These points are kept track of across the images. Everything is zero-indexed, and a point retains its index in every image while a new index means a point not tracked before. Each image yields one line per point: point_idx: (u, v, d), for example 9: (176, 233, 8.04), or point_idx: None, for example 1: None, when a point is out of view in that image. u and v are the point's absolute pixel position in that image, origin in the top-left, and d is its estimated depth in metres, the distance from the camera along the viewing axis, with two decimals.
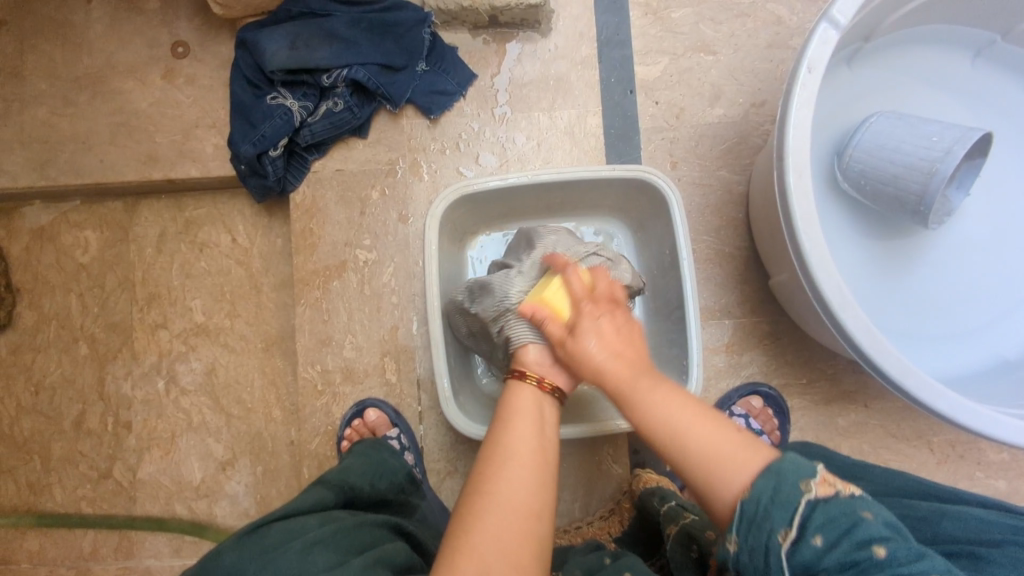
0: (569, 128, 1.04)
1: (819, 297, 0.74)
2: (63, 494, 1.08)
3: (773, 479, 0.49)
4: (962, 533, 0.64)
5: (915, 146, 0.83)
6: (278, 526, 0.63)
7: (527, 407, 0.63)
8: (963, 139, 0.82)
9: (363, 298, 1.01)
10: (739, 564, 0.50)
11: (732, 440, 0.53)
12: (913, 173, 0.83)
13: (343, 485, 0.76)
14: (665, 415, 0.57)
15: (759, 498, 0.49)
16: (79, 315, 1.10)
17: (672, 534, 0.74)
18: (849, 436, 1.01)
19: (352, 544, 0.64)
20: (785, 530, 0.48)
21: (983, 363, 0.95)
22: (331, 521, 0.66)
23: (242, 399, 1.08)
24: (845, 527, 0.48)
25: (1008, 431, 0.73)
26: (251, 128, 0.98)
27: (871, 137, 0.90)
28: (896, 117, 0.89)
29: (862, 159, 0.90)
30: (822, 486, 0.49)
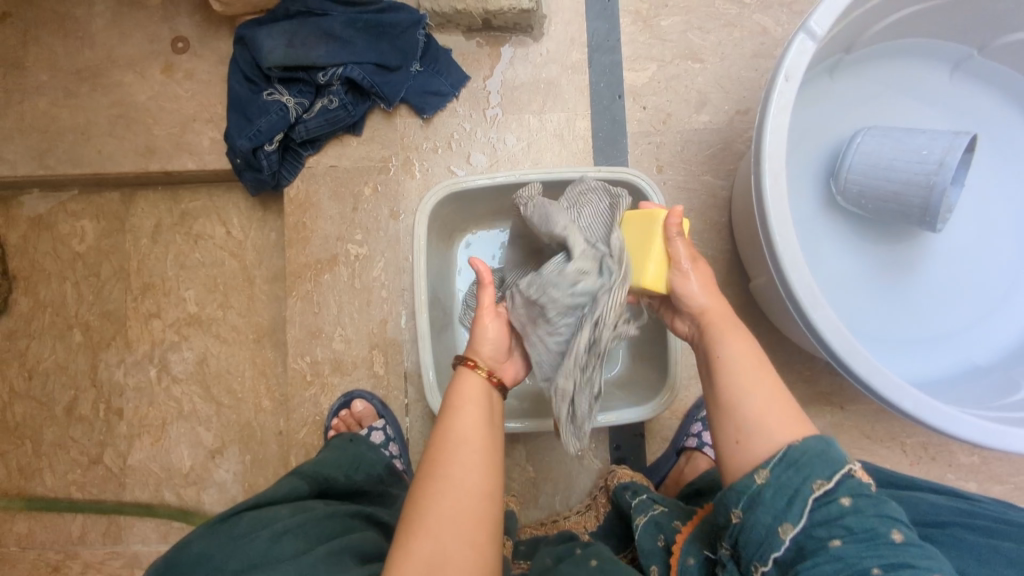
0: (558, 131, 1.07)
1: (791, 296, 0.77)
2: (53, 479, 1.10)
3: (824, 449, 0.53)
4: (912, 516, 0.67)
5: (908, 162, 0.86)
6: (248, 515, 0.66)
7: (471, 390, 0.64)
8: (951, 148, 0.83)
9: (353, 291, 1.04)
10: (764, 507, 0.53)
11: (778, 392, 0.57)
12: (914, 189, 0.86)
13: (318, 476, 0.79)
14: (735, 358, 0.59)
15: (808, 448, 0.53)
16: (74, 303, 1.12)
17: (641, 524, 0.77)
18: (824, 437, 1.03)
19: (321, 532, 0.67)
20: (827, 479, 0.52)
21: (955, 368, 0.98)
22: (302, 511, 0.69)
23: (232, 389, 1.11)
24: (875, 501, 0.52)
25: (975, 432, 0.76)
26: (247, 123, 1.01)
27: (862, 155, 0.92)
28: (882, 133, 0.91)
29: (858, 180, 0.93)
30: (862, 471, 0.54)
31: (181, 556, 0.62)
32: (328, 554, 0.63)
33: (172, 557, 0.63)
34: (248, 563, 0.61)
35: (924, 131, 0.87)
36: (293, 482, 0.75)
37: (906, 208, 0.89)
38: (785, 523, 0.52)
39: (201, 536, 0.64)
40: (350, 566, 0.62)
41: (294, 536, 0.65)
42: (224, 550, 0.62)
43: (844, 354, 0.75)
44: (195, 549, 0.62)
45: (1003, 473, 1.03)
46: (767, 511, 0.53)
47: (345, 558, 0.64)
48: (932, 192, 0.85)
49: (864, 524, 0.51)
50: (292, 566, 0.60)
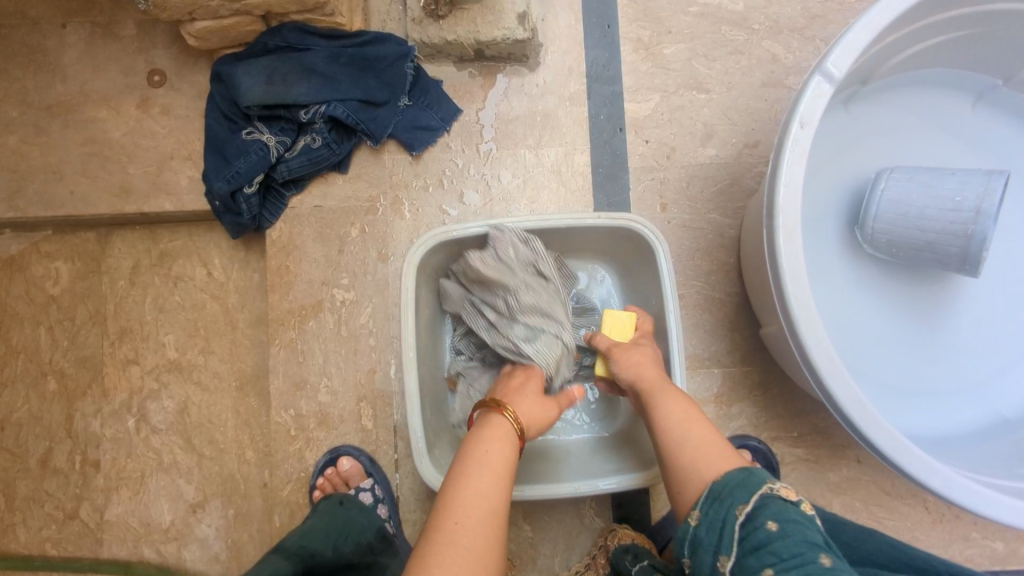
0: (555, 166, 1.01)
1: (807, 361, 0.71)
2: (27, 535, 1.05)
3: (744, 472, 0.61)
4: None
5: (939, 210, 0.81)
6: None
7: (493, 459, 0.65)
8: (988, 192, 0.79)
9: (340, 339, 0.98)
10: (695, 538, 0.61)
11: (703, 435, 0.67)
12: (951, 238, 0.81)
13: (303, 551, 0.74)
14: (668, 417, 0.69)
15: (729, 482, 0.60)
16: (48, 349, 1.07)
17: None
18: (840, 492, 0.97)
19: None
20: (742, 505, 0.58)
21: (980, 422, 0.92)
22: None
23: (214, 439, 1.05)
24: (797, 526, 0.54)
25: (1011, 513, 0.69)
26: (225, 164, 0.95)
27: (888, 203, 0.86)
28: (907, 176, 0.85)
29: (886, 229, 0.87)
30: (786, 489, 0.58)
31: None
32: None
33: None
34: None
35: (953, 173, 0.82)
36: (277, 559, 0.69)
37: (941, 256, 0.83)
38: (722, 556, 0.58)
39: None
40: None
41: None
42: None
43: (864, 427, 0.69)
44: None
45: None
46: (707, 552, 0.59)
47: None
48: (971, 241, 0.80)
49: (792, 550, 0.53)
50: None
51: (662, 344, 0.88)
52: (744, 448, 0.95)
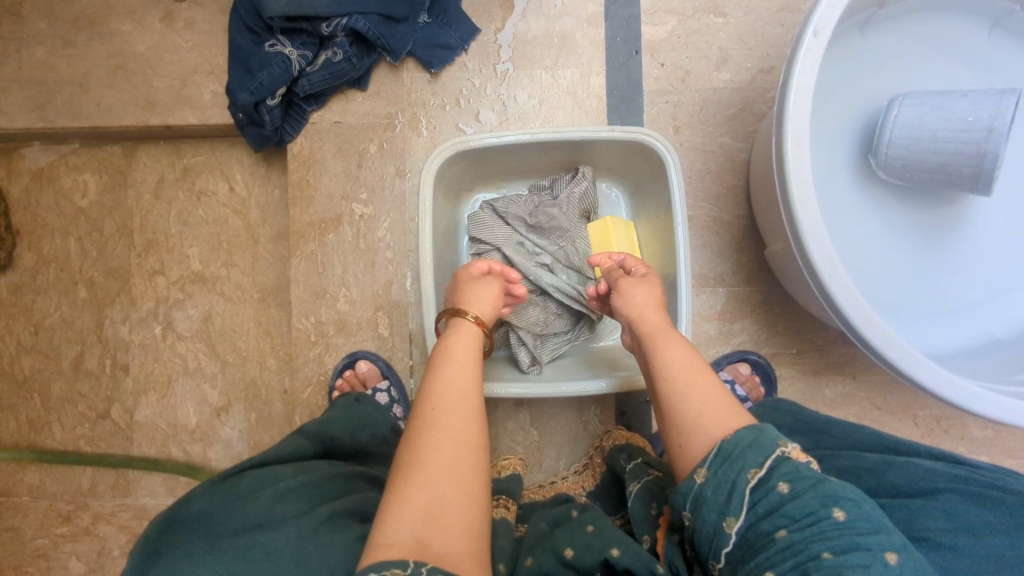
0: (571, 88, 1.03)
1: (808, 264, 0.74)
2: (62, 433, 1.11)
3: (755, 431, 0.58)
4: (904, 482, 0.69)
5: (953, 130, 0.82)
6: (251, 476, 0.66)
7: (464, 359, 0.71)
8: (1000, 108, 0.79)
9: (358, 251, 1.02)
10: (700, 497, 0.58)
11: (710, 386, 0.64)
12: (963, 158, 0.82)
13: (322, 435, 0.80)
14: (670, 364, 0.67)
15: (739, 440, 0.57)
16: (78, 259, 1.11)
17: (635, 490, 0.78)
18: (835, 408, 1.01)
19: (322, 495, 0.67)
20: (755, 469, 0.56)
21: (974, 340, 0.95)
22: (304, 473, 0.69)
23: (237, 347, 1.10)
24: (810, 483, 0.54)
25: (995, 408, 0.73)
26: (249, 76, 0.97)
27: (902, 128, 0.88)
28: (921, 100, 0.87)
29: (901, 155, 0.89)
30: (795, 449, 0.57)
31: (182, 512, 0.60)
32: (330, 515, 0.63)
33: (169, 516, 0.59)
34: (251, 521, 0.60)
35: (966, 94, 0.83)
36: (297, 442, 0.76)
37: (955, 177, 0.85)
38: (728, 518, 0.56)
39: (203, 489, 0.63)
40: (350, 530, 0.63)
41: (296, 497, 0.65)
42: (227, 507, 0.61)
43: (860, 325, 0.72)
44: (198, 506, 0.60)
45: (1015, 448, 1.01)
46: (712, 509, 0.57)
47: (346, 519, 0.65)
48: (984, 159, 0.81)
49: (804, 510, 0.53)
50: (296, 527, 0.60)
51: (670, 257, 0.91)
52: (743, 362, 1.00)
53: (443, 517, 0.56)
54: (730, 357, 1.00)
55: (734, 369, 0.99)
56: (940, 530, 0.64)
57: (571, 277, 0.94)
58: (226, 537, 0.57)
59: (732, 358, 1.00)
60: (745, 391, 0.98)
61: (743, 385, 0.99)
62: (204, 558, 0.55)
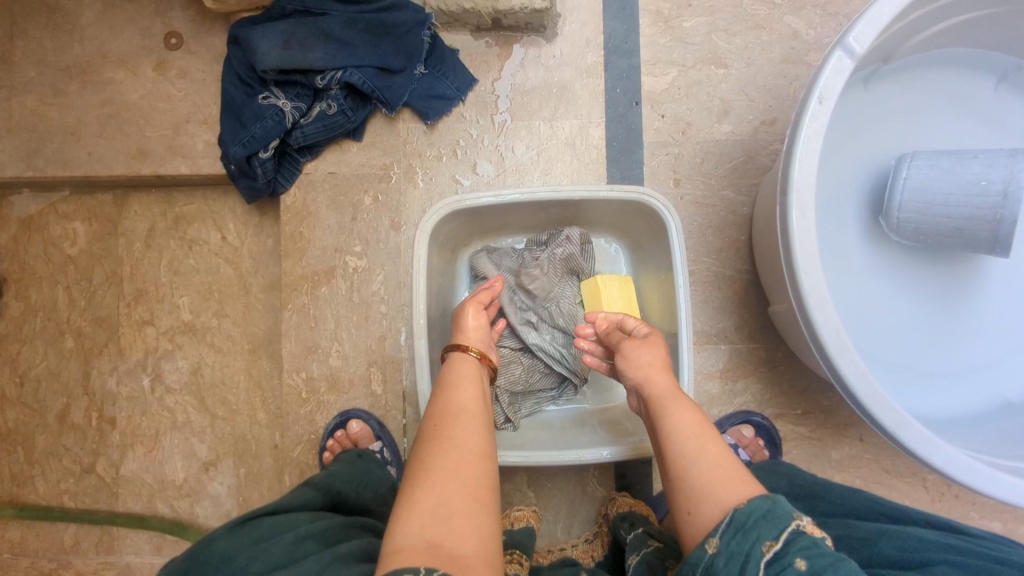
0: (570, 139, 1.01)
1: (814, 338, 0.71)
2: (45, 487, 1.08)
3: (769, 501, 0.55)
4: (898, 552, 0.67)
5: (965, 194, 0.81)
6: (270, 520, 0.64)
7: (472, 405, 0.66)
8: (1013, 173, 0.79)
9: (351, 305, 0.99)
10: (712, 568, 0.55)
11: (718, 452, 0.61)
12: (979, 222, 0.82)
13: (329, 488, 0.77)
14: (679, 429, 0.64)
15: (753, 510, 0.55)
16: (65, 308, 1.09)
17: (635, 563, 0.75)
18: (841, 470, 0.98)
19: (339, 541, 0.65)
20: (771, 542, 0.53)
21: (985, 404, 0.92)
22: (321, 518, 0.68)
23: (227, 400, 1.07)
24: (830, 561, 0.51)
25: (1011, 492, 0.69)
26: (242, 128, 0.96)
27: (913, 191, 0.86)
28: (930, 162, 0.85)
29: (914, 218, 0.87)
30: (810, 525, 0.54)
31: (203, 555, 0.59)
32: (351, 554, 0.62)
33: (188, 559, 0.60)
34: (274, 562, 0.59)
35: (976, 156, 0.82)
36: (306, 492, 0.73)
37: (971, 240, 0.84)
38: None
39: (223, 534, 0.62)
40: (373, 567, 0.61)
41: (315, 540, 0.63)
42: (247, 549, 0.60)
43: (869, 404, 0.69)
44: (218, 549, 0.60)
45: None
46: None
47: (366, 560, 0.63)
48: (999, 224, 0.81)
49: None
50: (317, 562, 0.59)
51: (672, 318, 0.88)
52: (747, 423, 0.96)
53: (458, 565, 0.50)
54: (733, 420, 0.97)
55: (736, 432, 0.96)
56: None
57: (555, 337, 0.92)
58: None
59: (735, 421, 0.97)
60: (749, 454, 0.95)
61: (747, 448, 0.95)
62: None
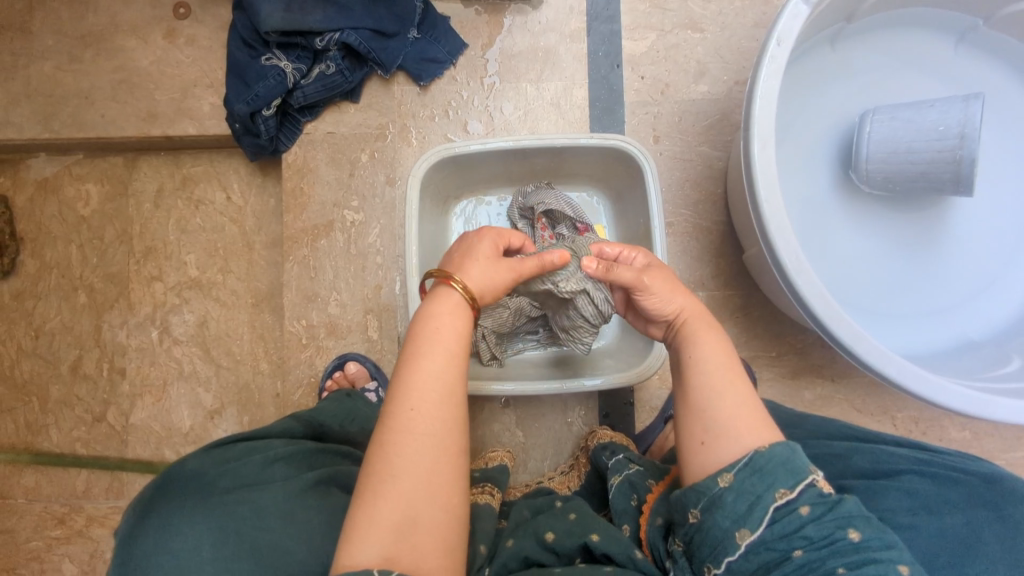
0: (555, 100, 1.07)
1: (776, 261, 0.77)
2: (59, 435, 1.14)
3: (789, 450, 0.56)
4: (871, 466, 0.69)
5: (926, 141, 0.83)
6: (241, 446, 0.69)
7: (449, 340, 0.63)
8: (968, 116, 0.80)
9: (349, 256, 1.05)
10: (719, 501, 0.57)
11: (743, 397, 0.60)
12: (942, 165, 0.83)
13: (313, 421, 0.82)
14: (706, 367, 0.62)
15: (773, 457, 0.56)
16: (79, 265, 1.15)
17: (616, 483, 0.78)
18: (814, 409, 1.03)
19: (310, 463, 0.70)
20: (784, 489, 0.55)
21: (948, 342, 0.97)
22: (295, 443, 0.72)
23: (231, 351, 1.13)
24: (832, 507, 0.54)
25: (957, 399, 0.75)
26: (246, 88, 1.02)
27: (877, 144, 0.88)
28: (892, 112, 0.87)
29: (879, 168, 0.89)
30: (821, 473, 0.56)
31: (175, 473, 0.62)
32: (317, 480, 0.66)
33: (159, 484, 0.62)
34: (242, 482, 0.63)
35: (932, 104, 0.84)
36: (287, 424, 0.78)
37: (936, 183, 0.86)
38: (744, 528, 0.55)
39: (195, 458, 0.66)
40: (336, 494, 0.67)
41: (285, 464, 0.68)
42: (217, 470, 0.63)
43: (825, 318, 0.74)
44: (190, 468, 0.63)
45: (993, 449, 1.03)
46: (726, 516, 0.56)
47: (332, 485, 0.68)
48: (961, 164, 0.82)
49: (822, 532, 0.54)
50: (282, 489, 0.63)
51: None
52: None
53: (418, 531, 0.55)
54: None
55: None
56: (897, 510, 0.64)
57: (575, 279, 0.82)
58: (218, 495, 0.60)
59: None
60: None
61: None
62: (196, 510, 0.57)
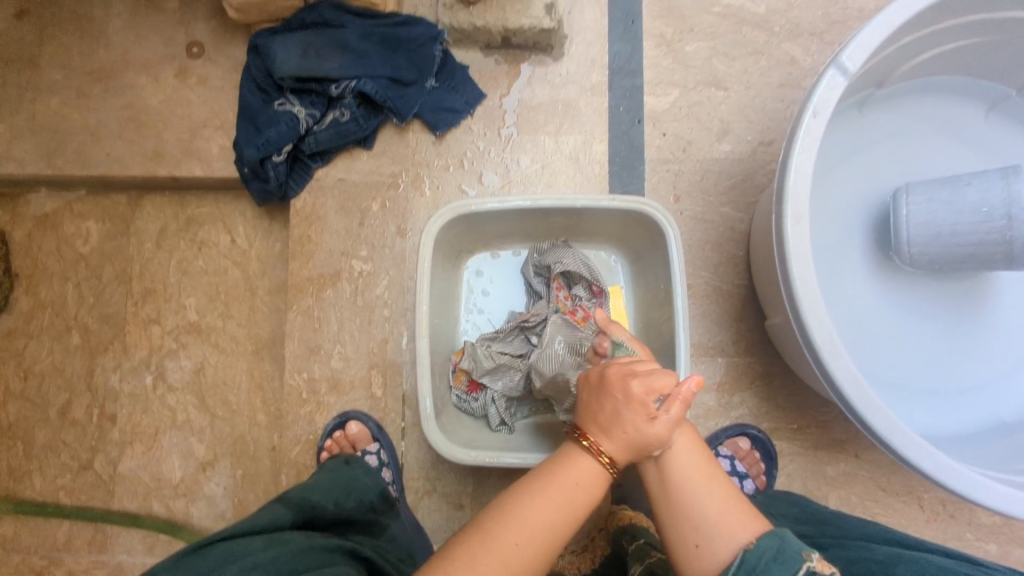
0: (573, 154, 1.04)
1: (809, 344, 0.72)
2: (42, 483, 1.08)
3: (777, 539, 0.54)
4: None
5: (971, 223, 0.79)
6: (220, 550, 0.62)
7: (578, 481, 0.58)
8: (1014, 195, 0.75)
9: (356, 308, 1.01)
10: None
11: (718, 486, 0.58)
12: (991, 246, 0.79)
13: (304, 503, 0.75)
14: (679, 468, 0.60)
15: (764, 551, 0.53)
16: (74, 304, 1.11)
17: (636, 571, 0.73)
18: (837, 486, 0.98)
19: (295, 568, 0.62)
20: None
21: (980, 422, 0.93)
22: (277, 545, 0.65)
23: (228, 400, 1.08)
24: None
25: (1004, 500, 0.70)
26: (257, 132, 0.99)
27: (917, 228, 0.84)
28: (927, 190, 0.84)
29: (923, 252, 0.85)
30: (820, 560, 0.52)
31: None
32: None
33: None
34: None
35: (969, 182, 0.80)
36: (273, 511, 0.71)
37: (985, 261, 0.81)
38: None
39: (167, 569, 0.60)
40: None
41: (265, 572, 0.60)
42: None
43: (859, 407, 0.70)
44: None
45: None
46: None
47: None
48: (1013, 244, 0.77)
49: None
50: None
51: (670, 326, 0.90)
52: (743, 436, 0.97)
53: None
54: (730, 432, 0.98)
55: (733, 444, 0.97)
56: None
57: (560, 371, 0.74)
58: None
59: (732, 433, 0.98)
60: (745, 467, 0.96)
61: (744, 461, 0.96)
62: None
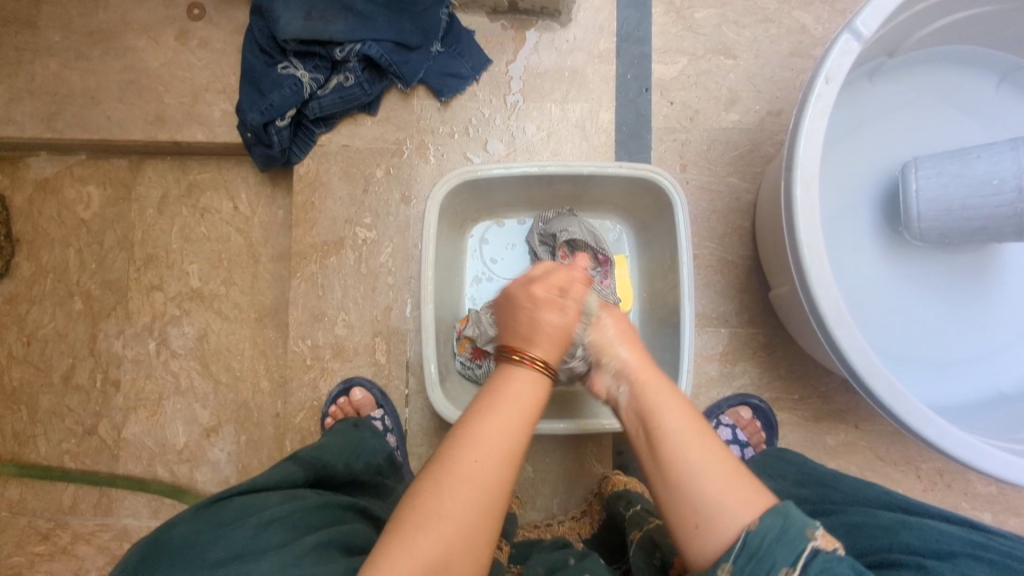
0: (580, 122, 1.03)
1: (815, 313, 0.73)
2: (46, 447, 1.09)
3: (780, 517, 0.50)
4: (919, 543, 0.63)
5: (981, 196, 0.78)
6: (237, 502, 0.62)
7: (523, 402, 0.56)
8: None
9: (359, 275, 1.01)
10: None
11: (716, 458, 0.54)
12: (1001, 219, 0.78)
13: (315, 463, 0.75)
14: (677, 435, 0.56)
15: (766, 531, 0.50)
16: (76, 270, 1.11)
17: (635, 539, 0.73)
18: (836, 456, 0.99)
19: (310, 523, 0.63)
20: (787, 568, 0.49)
21: (981, 392, 0.93)
22: (293, 501, 0.65)
23: (231, 367, 1.08)
24: None
25: (1005, 468, 0.71)
26: (260, 97, 0.98)
27: (929, 203, 0.83)
28: (936, 162, 0.83)
29: (932, 226, 0.84)
30: (824, 537, 0.49)
31: (164, 540, 0.57)
32: (316, 545, 0.58)
33: (148, 545, 0.57)
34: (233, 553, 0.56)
35: (979, 154, 0.79)
36: (286, 467, 0.71)
37: (995, 235, 0.81)
38: None
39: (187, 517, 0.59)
40: (336, 560, 0.58)
41: (282, 525, 0.61)
42: (208, 536, 0.57)
43: (864, 374, 0.70)
44: (179, 534, 0.57)
45: (1020, 506, 0.99)
46: None
47: (333, 550, 0.60)
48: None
49: None
50: (278, 557, 0.56)
51: (675, 294, 0.90)
52: (744, 406, 0.98)
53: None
54: (731, 401, 0.99)
55: (734, 413, 0.98)
56: None
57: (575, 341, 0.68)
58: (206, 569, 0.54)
59: (733, 402, 0.98)
60: (746, 436, 0.97)
61: (745, 429, 0.97)
62: None
